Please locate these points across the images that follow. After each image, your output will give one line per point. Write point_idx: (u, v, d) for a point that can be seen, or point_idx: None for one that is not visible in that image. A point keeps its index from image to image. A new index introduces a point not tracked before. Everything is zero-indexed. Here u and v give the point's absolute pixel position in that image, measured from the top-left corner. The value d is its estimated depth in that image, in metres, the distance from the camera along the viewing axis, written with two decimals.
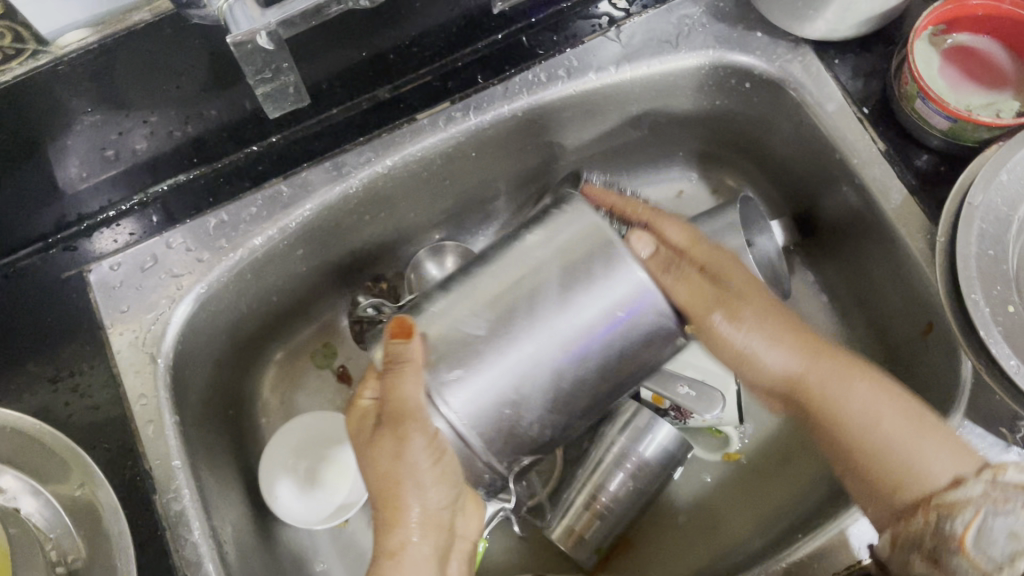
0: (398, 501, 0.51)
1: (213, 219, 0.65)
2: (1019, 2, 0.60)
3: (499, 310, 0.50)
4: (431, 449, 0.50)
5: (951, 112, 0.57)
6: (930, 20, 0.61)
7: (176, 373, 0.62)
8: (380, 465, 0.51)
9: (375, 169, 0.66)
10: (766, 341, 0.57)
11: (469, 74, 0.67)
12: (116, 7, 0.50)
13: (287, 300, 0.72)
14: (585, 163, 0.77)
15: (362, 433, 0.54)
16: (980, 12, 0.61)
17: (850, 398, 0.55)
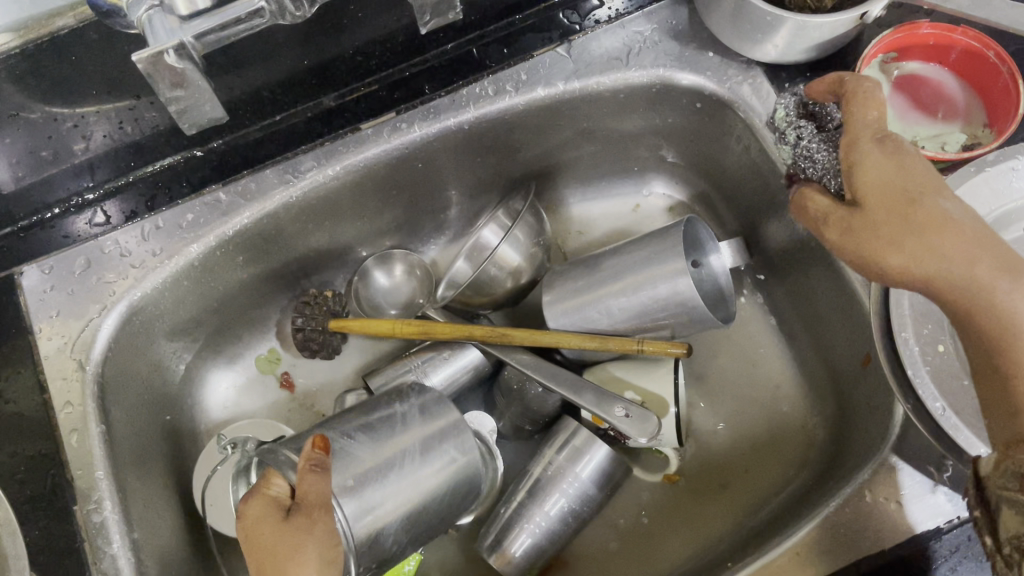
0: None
1: (148, 223, 0.63)
2: (970, 32, 0.58)
3: (375, 438, 0.56)
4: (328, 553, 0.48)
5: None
6: (880, 48, 0.60)
7: (105, 382, 0.61)
8: (278, 557, 0.48)
9: (317, 178, 0.64)
10: (931, 261, 0.47)
11: (416, 85, 0.66)
12: (40, 12, 0.58)
13: (228, 306, 0.71)
14: (538, 175, 0.76)
15: (265, 514, 0.49)
16: (932, 42, 0.60)
17: (1015, 318, 0.46)
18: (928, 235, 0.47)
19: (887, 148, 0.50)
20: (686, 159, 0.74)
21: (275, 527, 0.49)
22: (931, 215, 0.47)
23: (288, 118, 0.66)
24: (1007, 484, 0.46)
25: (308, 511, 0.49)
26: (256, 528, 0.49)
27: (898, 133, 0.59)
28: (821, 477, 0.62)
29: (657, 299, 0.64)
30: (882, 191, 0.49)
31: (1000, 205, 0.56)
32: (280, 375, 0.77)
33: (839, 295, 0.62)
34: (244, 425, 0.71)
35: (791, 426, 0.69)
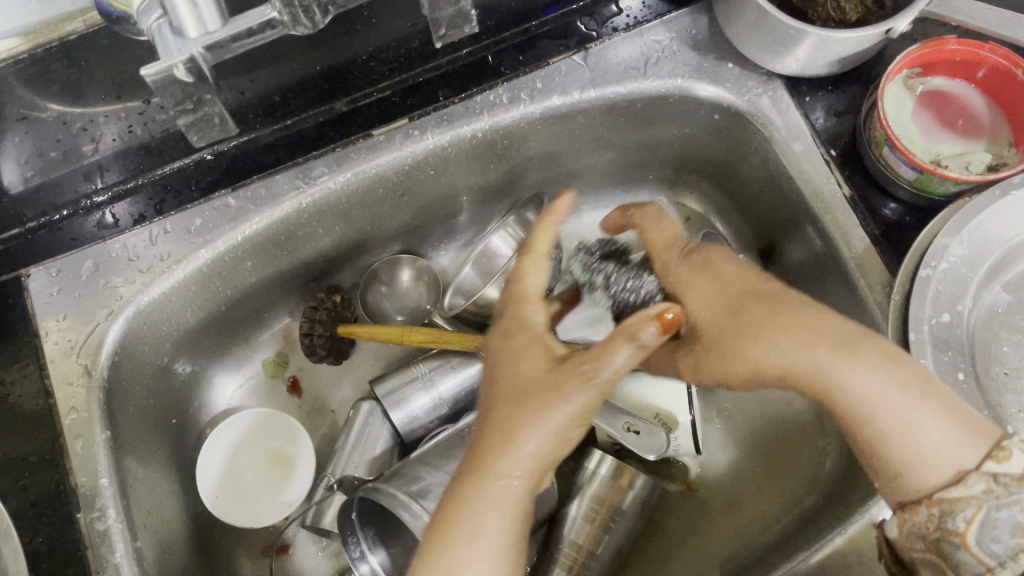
0: (519, 438, 0.48)
1: (156, 227, 0.63)
2: (999, 49, 0.57)
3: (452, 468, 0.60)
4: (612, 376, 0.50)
5: (917, 165, 0.54)
6: (904, 64, 0.59)
7: (112, 387, 0.60)
8: (527, 400, 0.49)
9: (327, 185, 0.64)
10: (756, 355, 0.51)
11: (429, 91, 0.65)
12: (50, 18, 0.60)
13: (237, 308, 0.70)
14: (549, 183, 0.75)
15: (534, 358, 0.51)
16: (958, 57, 0.59)
17: (844, 395, 0.48)
18: (752, 336, 0.51)
19: (695, 261, 0.57)
20: (702, 169, 0.73)
21: (541, 369, 0.50)
22: (754, 322, 0.51)
23: (299, 122, 0.65)
24: (915, 545, 0.47)
25: (602, 352, 0.49)
26: (519, 362, 0.51)
27: (920, 152, 0.58)
28: (832, 499, 0.61)
29: None
30: (712, 300, 0.54)
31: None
32: (288, 378, 0.76)
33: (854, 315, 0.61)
34: (244, 418, 0.71)
35: (801, 434, 0.67)
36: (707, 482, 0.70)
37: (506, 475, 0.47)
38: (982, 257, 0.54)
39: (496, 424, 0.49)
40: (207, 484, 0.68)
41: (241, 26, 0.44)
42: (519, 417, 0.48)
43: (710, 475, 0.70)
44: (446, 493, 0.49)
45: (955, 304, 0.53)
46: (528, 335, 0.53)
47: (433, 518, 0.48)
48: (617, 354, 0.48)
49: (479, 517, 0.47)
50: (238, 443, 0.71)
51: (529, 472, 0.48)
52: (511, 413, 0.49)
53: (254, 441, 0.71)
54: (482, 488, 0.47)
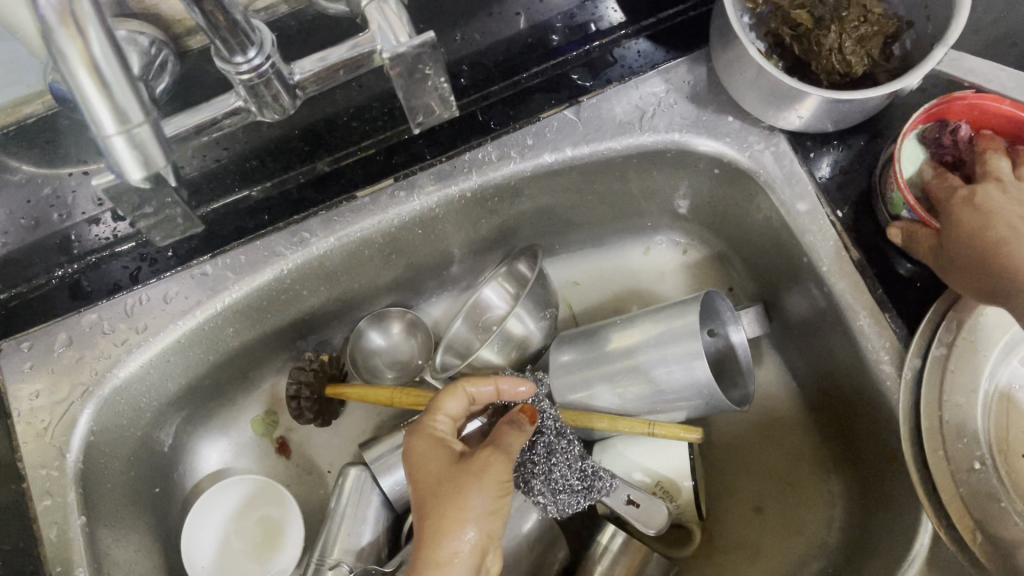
0: (449, 528, 0.49)
1: (131, 298, 0.60)
2: (1020, 104, 0.53)
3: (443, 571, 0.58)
4: (504, 480, 0.52)
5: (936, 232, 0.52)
6: (918, 119, 0.55)
7: (88, 469, 0.58)
8: (443, 493, 0.50)
9: (310, 251, 0.61)
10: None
11: (416, 148, 0.62)
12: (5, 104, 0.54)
13: (222, 372, 0.68)
14: (543, 234, 0.72)
15: (439, 454, 0.53)
16: (975, 112, 0.55)
17: None
18: (991, 253, 0.47)
19: (967, 187, 0.51)
20: (702, 218, 0.70)
21: (450, 463, 0.52)
22: (996, 241, 0.47)
23: (280, 183, 0.62)
24: None
25: (502, 436, 0.54)
26: (423, 458, 0.53)
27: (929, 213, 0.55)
28: (856, 552, 0.58)
29: (670, 381, 0.61)
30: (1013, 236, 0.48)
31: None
32: (276, 439, 0.73)
33: (860, 384, 0.58)
34: (235, 483, 0.69)
35: (811, 478, 0.65)
36: (721, 532, 0.66)
37: (449, 560, 0.48)
38: (999, 329, 0.51)
39: (425, 518, 0.50)
40: (194, 556, 0.66)
41: (207, 115, 0.42)
42: (441, 509, 0.50)
43: (721, 523, 0.66)
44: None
45: (969, 384, 0.50)
46: (436, 435, 0.54)
47: None
48: (511, 434, 0.54)
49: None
50: (224, 507, 0.69)
51: (472, 556, 0.49)
52: (430, 509, 0.50)
53: (242, 508, 0.69)
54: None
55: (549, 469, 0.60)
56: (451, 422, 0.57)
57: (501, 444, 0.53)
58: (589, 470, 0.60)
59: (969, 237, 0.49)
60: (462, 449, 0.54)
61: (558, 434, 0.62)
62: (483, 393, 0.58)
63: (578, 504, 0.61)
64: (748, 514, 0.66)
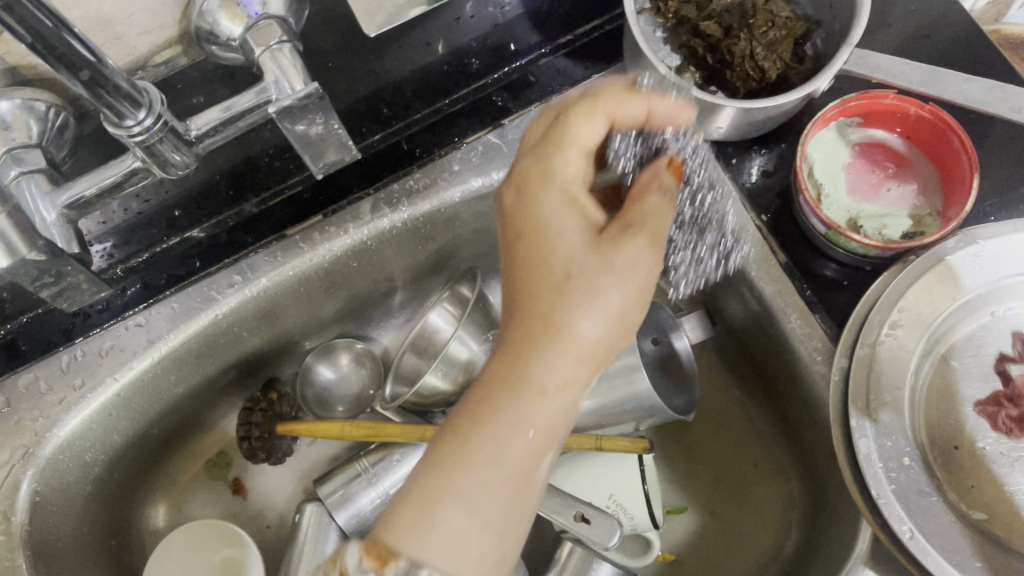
0: (567, 328, 0.43)
1: (66, 354, 0.60)
2: (938, 111, 0.55)
3: None
4: (651, 249, 0.44)
5: (824, 221, 0.54)
6: (839, 112, 0.57)
7: (35, 531, 0.57)
8: (585, 261, 0.44)
9: (243, 294, 0.60)
10: None
11: (343, 182, 0.62)
12: None
13: (172, 417, 0.67)
14: (483, 256, 0.72)
15: (570, 224, 0.45)
16: (898, 113, 0.56)
17: None
18: None
19: None
20: None
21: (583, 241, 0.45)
22: None
23: (210, 228, 0.62)
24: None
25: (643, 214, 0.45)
26: (557, 219, 0.45)
27: (839, 210, 0.56)
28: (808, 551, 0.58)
29: (613, 395, 0.62)
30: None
31: (965, 282, 0.52)
32: (231, 480, 0.73)
33: (797, 385, 0.59)
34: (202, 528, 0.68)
35: (766, 476, 0.65)
36: (687, 537, 0.66)
37: (562, 380, 0.43)
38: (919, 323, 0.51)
39: (532, 274, 0.45)
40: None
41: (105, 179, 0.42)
42: (562, 304, 0.43)
43: (682, 533, 0.67)
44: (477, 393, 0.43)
45: (896, 382, 0.50)
46: (558, 191, 0.46)
47: (454, 410, 0.43)
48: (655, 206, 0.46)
49: (502, 425, 0.41)
50: (187, 548, 0.68)
51: (584, 352, 0.43)
52: (546, 307, 0.43)
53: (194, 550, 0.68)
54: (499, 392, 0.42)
55: (694, 244, 0.54)
56: (582, 158, 0.48)
57: (650, 210, 0.45)
58: (727, 249, 0.56)
59: None
60: (598, 218, 0.46)
61: (701, 186, 0.54)
62: (629, 116, 0.49)
63: (711, 275, 0.56)
64: (705, 519, 0.66)
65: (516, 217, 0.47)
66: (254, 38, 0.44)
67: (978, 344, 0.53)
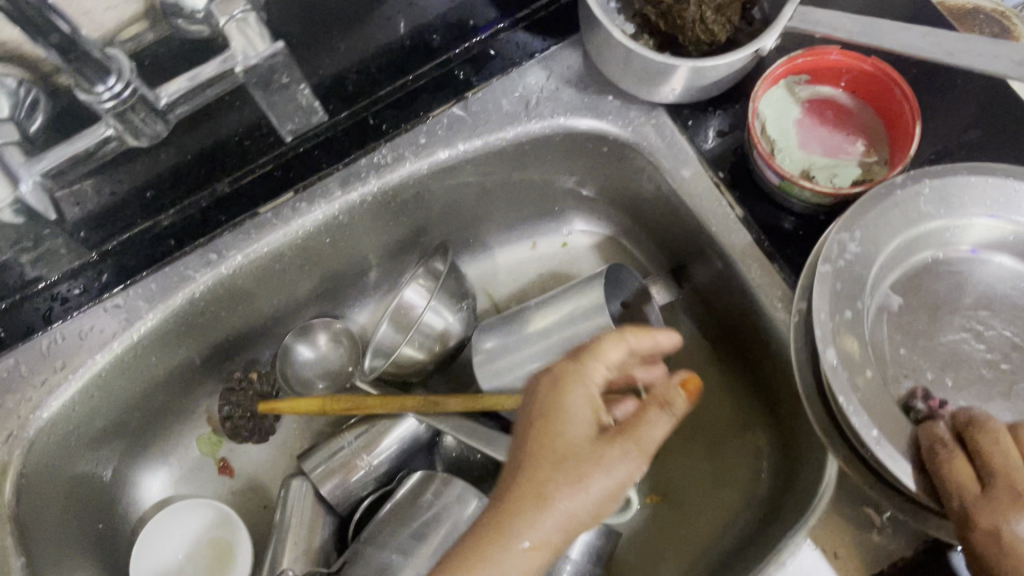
0: (506, 533, 0.45)
1: (45, 338, 0.61)
2: (879, 62, 0.57)
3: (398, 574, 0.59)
4: (610, 489, 0.47)
5: (776, 171, 0.56)
6: (788, 69, 0.59)
7: (23, 510, 0.59)
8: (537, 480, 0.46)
9: (219, 271, 0.62)
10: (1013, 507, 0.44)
11: (312, 160, 0.64)
12: None
13: (151, 401, 0.69)
14: (454, 231, 0.74)
15: (577, 409, 0.49)
16: (842, 68, 0.59)
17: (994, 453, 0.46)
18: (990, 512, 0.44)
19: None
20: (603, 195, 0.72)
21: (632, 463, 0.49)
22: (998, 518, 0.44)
23: (182, 209, 0.63)
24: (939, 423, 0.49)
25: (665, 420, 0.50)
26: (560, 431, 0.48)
27: (791, 162, 0.59)
28: (775, 504, 0.60)
29: None
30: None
31: (916, 219, 0.55)
32: (219, 459, 0.74)
33: (760, 335, 0.61)
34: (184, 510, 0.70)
35: (732, 433, 0.67)
36: (670, 492, 0.69)
37: (530, 542, 0.45)
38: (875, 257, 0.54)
39: (536, 445, 0.48)
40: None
41: (79, 148, 0.44)
42: (538, 464, 0.47)
43: (672, 479, 0.70)
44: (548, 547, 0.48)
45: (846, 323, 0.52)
46: (587, 385, 0.50)
47: None
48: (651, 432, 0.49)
49: None
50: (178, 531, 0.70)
51: (524, 555, 0.44)
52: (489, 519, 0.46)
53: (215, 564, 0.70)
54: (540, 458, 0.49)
55: None
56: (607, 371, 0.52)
57: (636, 436, 0.48)
58: None
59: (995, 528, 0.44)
60: (605, 419, 0.50)
61: None
62: (643, 345, 0.54)
63: None
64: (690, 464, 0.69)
65: (534, 420, 0.49)
66: (218, 9, 0.45)
67: (925, 283, 0.56)
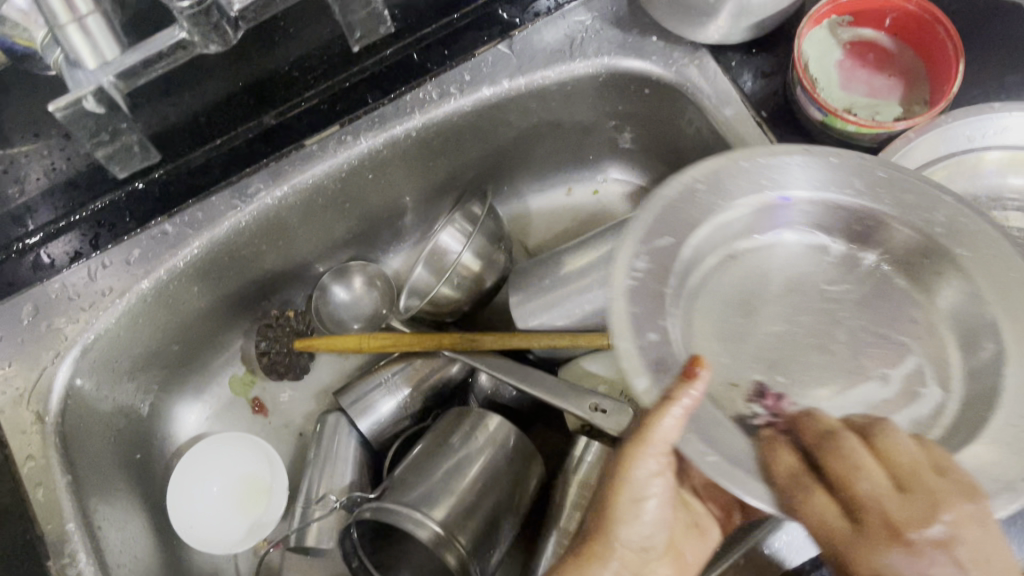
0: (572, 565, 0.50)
1: (94, 263, 0.61)
2: (924, 4, 0.58)
3: (440, 500, 0.60)
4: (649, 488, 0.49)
5: (821, 104, 0.56)
6: (832, 9, 0.60)
7: (66, 429, 0.59)
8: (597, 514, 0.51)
9: (266, 200, 0.63)
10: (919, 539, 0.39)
11: (358, 95, 0.64)
12: None
13: (190, 337, 0.69)
14: (491, 175, 0.74)
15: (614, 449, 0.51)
16: (887, 9, 0.60)
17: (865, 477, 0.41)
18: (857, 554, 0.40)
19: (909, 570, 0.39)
20: (640, 143, 0.73)
21: (837, 529, 0.41)
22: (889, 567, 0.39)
23: (231, 139, 0.63)
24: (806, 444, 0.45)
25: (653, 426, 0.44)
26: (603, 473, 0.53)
27: (834, 100, 0.60)
28: None
29: None
30: (917, 503, 0.40)
31: (756, 197, 0.51)
32: (252, 399, 0.75)
33: None
34: (213, 448, 0.71)
35: None
36: None
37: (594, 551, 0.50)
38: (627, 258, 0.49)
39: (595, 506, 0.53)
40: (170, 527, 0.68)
41: (150, 49, 0.47)
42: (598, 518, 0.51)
43: None
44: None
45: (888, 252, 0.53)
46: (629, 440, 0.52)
47: None
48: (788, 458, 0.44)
49: None
50: (209, 467, 0.70)
51: None
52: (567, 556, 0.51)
53: (252, 458, 0.71)
54: (664, 559, 0.52)
55: None
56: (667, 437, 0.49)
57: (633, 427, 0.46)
58: None
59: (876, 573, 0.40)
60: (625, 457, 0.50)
61: None
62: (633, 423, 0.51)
63: None
64: None
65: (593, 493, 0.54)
66: None
67: (720, 255, 0.53)
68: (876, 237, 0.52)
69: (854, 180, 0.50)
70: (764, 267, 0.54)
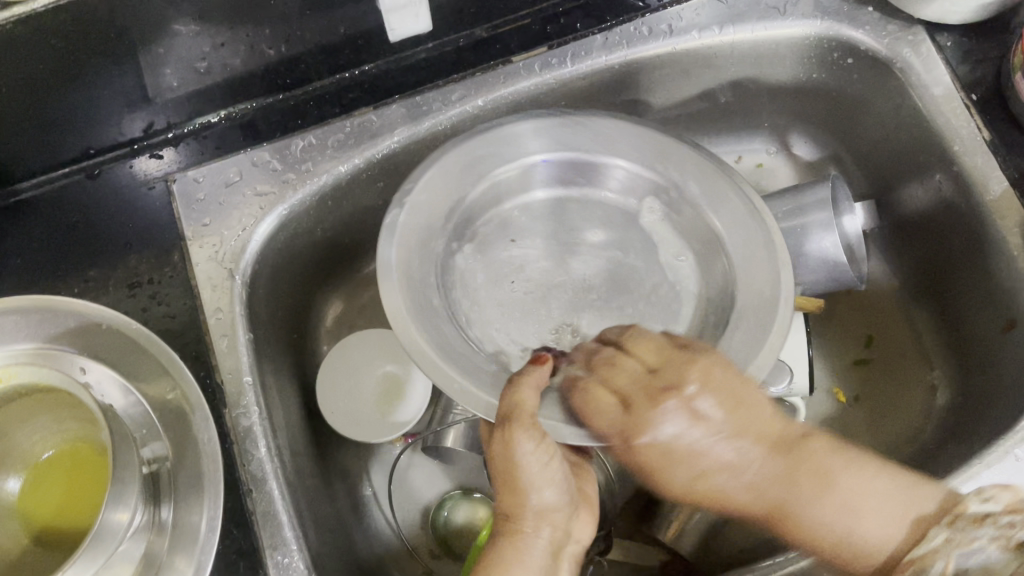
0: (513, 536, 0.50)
1: (301, 141, 0.64)
2: None
3: None
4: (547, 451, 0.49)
5: None
6: None
7: (251, 290, 0.62)
8: (499, 484, 0.50)
9: (466, 109, 0.65)
10: (857, 516, 0.49)
11: (569, 21, 0.66)
12: None
13: (359, 233, 0.72)
14: (667, 126, 0.75)
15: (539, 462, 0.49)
16: None
17: (849, 477, 0.50)
18: (807, 489, 0.50)
19: (823, 449, 0.51)
20: (825, 118, 0.73)
21: (640, 383, 0.49)
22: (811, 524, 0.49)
23: (443, 45, 0.66)
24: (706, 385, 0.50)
25: (512, 401, 0.48)
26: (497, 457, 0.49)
27: None
28: (957, 426, 0.63)
29: (798, 251, 0.66)
30: (783, 481, 0.50)
31: (491, 169, 0.59)
32: None
33: (981, 262, 0.62)
34: (352, 348, 0.71)
35: (913, 370, 0.70)
36: (833, 414, 0.71)
37: (521, 525, 0.50)
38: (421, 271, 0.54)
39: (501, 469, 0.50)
40: (316, 405, 0.70)
41: None
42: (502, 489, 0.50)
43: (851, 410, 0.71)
44: (701, 468, 0.50)
45: None
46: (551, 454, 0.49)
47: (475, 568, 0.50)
48: (641, 344, 0.51)
49: None
50: (347, 363, 0.71)
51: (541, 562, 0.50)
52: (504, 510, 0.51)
53: (355, 367, 0.71)
54: (581, 512, 0.54)
55: None
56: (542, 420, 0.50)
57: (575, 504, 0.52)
58: None
59: (795, 475, 0.50)
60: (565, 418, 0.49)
61: None
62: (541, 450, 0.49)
63: None
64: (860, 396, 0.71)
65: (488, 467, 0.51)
66: None
67: (504, 243, 0.62)
68: (607, 183, 0.62)
69: (573, 128, 0.60)
70: (531, 222, 0.63)
